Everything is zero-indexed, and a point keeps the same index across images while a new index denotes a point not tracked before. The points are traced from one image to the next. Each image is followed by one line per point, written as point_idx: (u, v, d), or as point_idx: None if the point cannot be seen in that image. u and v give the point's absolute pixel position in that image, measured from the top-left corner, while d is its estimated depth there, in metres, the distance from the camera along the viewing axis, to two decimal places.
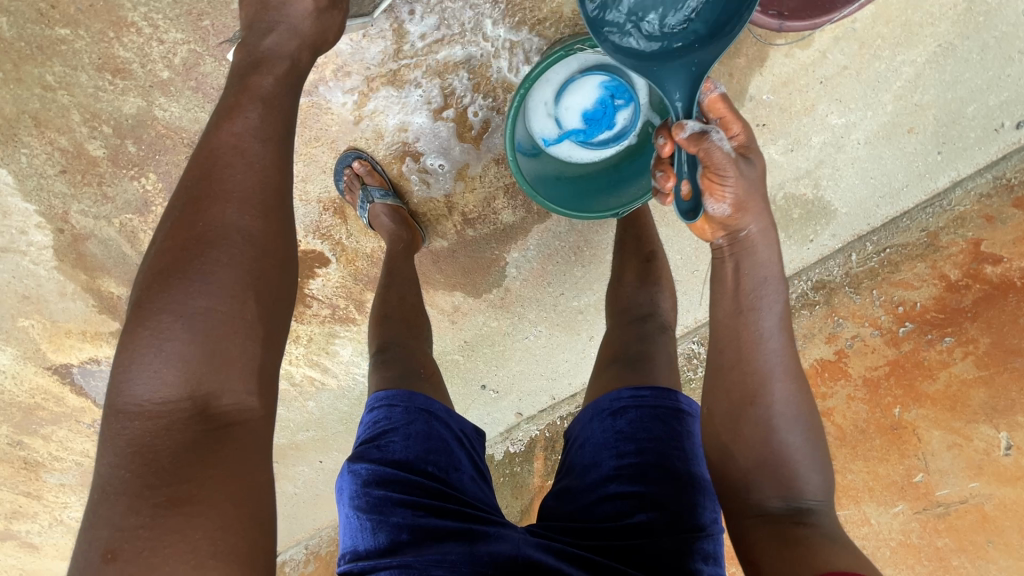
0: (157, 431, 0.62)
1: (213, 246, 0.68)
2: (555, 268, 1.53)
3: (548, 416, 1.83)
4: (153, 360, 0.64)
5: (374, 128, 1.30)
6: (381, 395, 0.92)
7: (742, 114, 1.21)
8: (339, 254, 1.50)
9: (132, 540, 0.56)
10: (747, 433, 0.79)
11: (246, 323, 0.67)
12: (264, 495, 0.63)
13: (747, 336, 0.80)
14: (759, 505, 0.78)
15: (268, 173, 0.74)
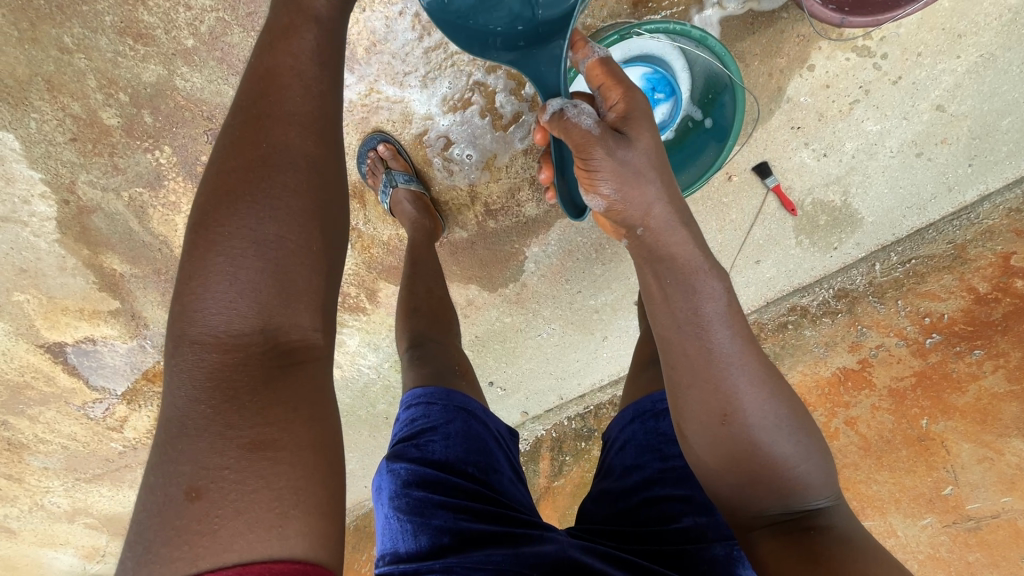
0: (232, 365, 0.59)
1: (280, 174, 0.64)
2: (574, 265, 1.50)
3: (554, 416, 1.79)
4: (226, 290, 0.60)
5: (402, 111, 1.27)
6: (420, 391, 1.01)
7: (778, 116, 1.20)
8: (354, 241, 1.46)
9: (218, 481, 0.54)
10: (726, 450, 0.75)
11: (314, 258, 0.65)
12: (336, 444, 0.62)
13: (705, 353, 0.75)
14: (762, 516, 0.76)
15: (326, 100, 0.69)
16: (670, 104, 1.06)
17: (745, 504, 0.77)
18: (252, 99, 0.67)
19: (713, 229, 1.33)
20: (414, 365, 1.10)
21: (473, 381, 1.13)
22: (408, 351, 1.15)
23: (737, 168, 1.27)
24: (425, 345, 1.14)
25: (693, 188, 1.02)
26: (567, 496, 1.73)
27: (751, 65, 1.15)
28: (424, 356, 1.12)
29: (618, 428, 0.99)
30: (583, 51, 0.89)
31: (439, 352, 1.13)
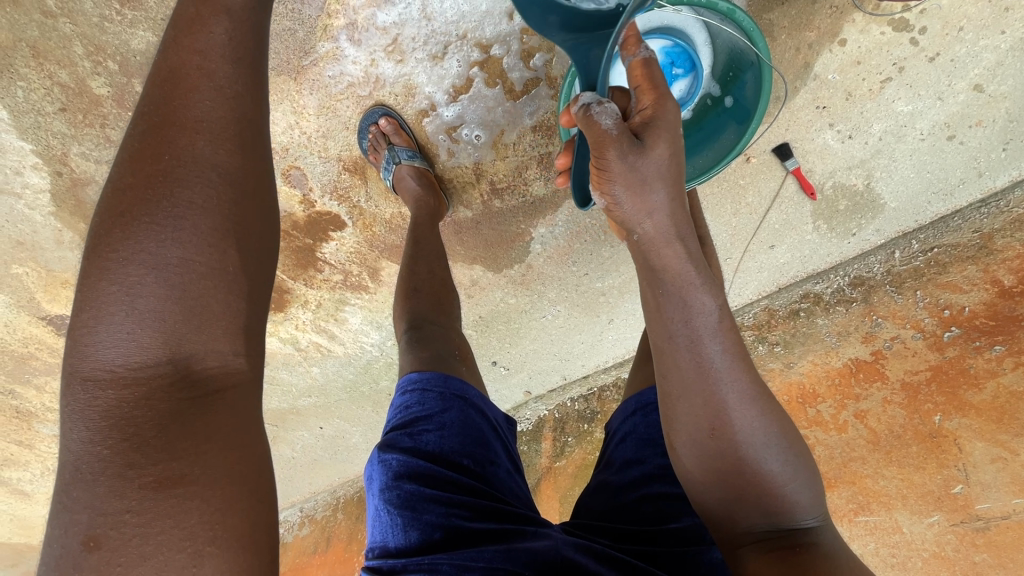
0: (128, 398, 0.58)
1: (182, 184, 0.62)
2: (581, 246, 1.46)
3: (557, 397, 1.79)
4: (123, 320, 0.59)
5: (405, 83, 1.20)
6: (415, 376, 0.99)
7: (803, 94, 1.13)
8: (356, 219, 1.41)
9: (118, 527, 0.53)
10: (716, 464, 0.74)
11: (229, 277, 0.63)
12: (262, 467, 0.61)
13: (695, 365, 0.73)
14: (748, 531, 0.75)
15: (241, 102, 0.67)
16: (690, 80, 0.98)
17: (731, 517, 0.76)
18: (149, 108, 0.65)
19: (727, 212, 1.28)
20: (413, 347, 1.08)
21: (474, 367, 1.12)
22: (406, 332, 1.13)
23: (756, 149, 1.20)
24: (424, 328, 1.12)
25: (712, 172, 0.97)
26: (568, 477, 1.70)
27: (778, 39, 1.07)
28: (423, 338, 1.10)
29: (620, 420, 0.98)
30: (633, 49, 0.82)
31: (441, 336, 1.11)
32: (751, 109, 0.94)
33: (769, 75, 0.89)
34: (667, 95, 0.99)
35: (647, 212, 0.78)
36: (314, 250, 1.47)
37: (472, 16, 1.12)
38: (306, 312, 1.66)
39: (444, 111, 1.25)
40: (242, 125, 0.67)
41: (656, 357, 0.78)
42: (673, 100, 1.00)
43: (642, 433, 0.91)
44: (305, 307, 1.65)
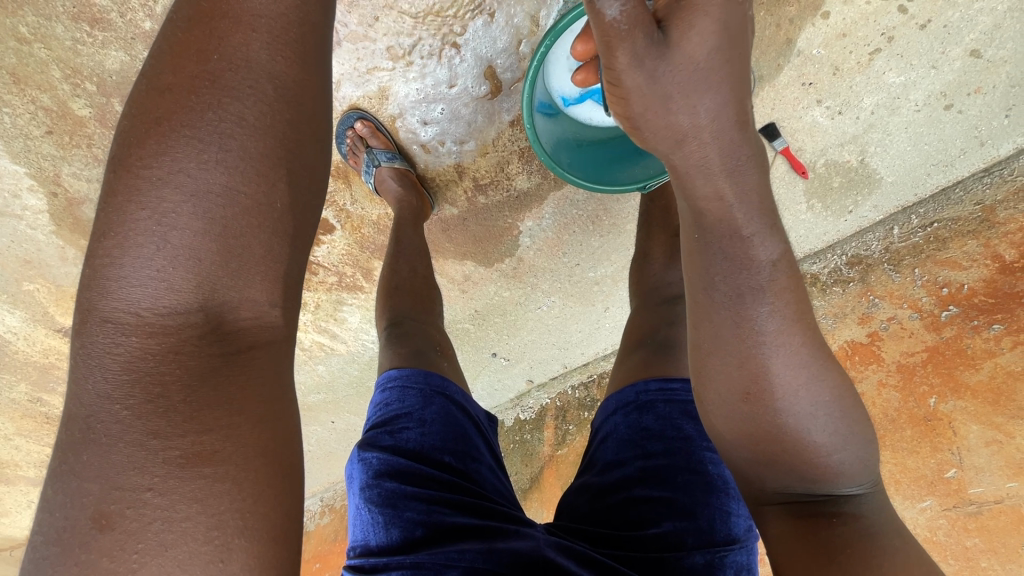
0: (157, 347, 0.56)
1: (230, 94, 0.57)
2: (571, 238, 1.44)
3: (559, 384, 1.83)
4: (152, 256, 0.55)
5: (378, 87, 1.16)
6: (395, 373, 1.03)
7: (787, 72, 1.08)
8: (344, 222, 1.42)
9: (136, 506, 0.52)
10: (759, 429, 0.71)
11: (273, 215, 0.59)
12: (291, 456, 0.61)
13: (734, 328, 0.70)
14: (780, 490, 0.75)
15: (306, 5, 0.61)
16: None
17: (765, 476, 0.75)
18: (201, 6, 0.59)
19: None
20: (396, 346, 1.10)
21: (455, 359, 1.15)
22: (386, 330, 1.15)
23: None
24: (404, 324, 1.14)
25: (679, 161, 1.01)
26: (569, 465, 1.72)
27: (756, 16, 1.02)
28: (402, 334, 1.12)
29: (603, 420, 1.01)
30: None
31: (423, 333, 1.14)
32: None
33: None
34: None
35: (678, 145, 0.71)
36: None
37: (488, 46, 1.11)
38: (306, 313, 1.72)
39: (421, 132, 1.25)
40: (305, 31, 0.61)
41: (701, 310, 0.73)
42: None
43: (623, 432, 0.95)
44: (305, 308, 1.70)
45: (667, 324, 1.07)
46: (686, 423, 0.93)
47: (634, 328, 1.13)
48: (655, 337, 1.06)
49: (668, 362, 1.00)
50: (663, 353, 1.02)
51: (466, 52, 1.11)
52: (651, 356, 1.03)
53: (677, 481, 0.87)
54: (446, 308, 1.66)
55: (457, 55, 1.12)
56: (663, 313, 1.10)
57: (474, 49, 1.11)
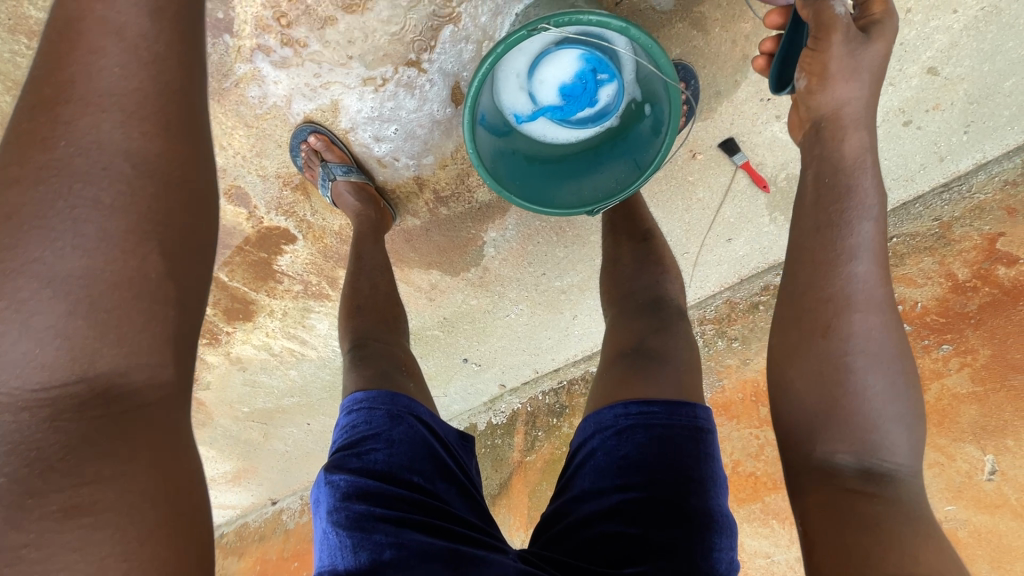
0: (29, 422, 0.51)
1: (83, 176, 0.55)
2: (535, 248, 1.43)
3: (530, 389, 1.84)
4: (16, 339, 0.51)
5: (329, 101, 1.12)
6: (361, 395, 0.99)
7: (744, 88, 1.07)
8: (305, 232, 1.40)
9: (13, 566, 0.48)
10: (811, 372, 0.72)
11: (151, 285, 0.56)
12: (195, 504, 0.57)
13: (820, 255, 0.74)
14: (826, 460, 0.70)
15: (166, 72, 0.60)
16: (615, 85, 0.96)
17: (804, 436, 0.72)
18: (42, 89, 0.57)
19: (679, 209, 1.28)
20: (360, 368, 1.07)
21: (423, 382, 1.13)
22: (349, 351, 1.13)
23: (701, 145, 1.16)
24: (368, 346, 1.12)
25: (629, 191, 0.99)
26: (537, 472, 1.70)
27: (711, 33, 1.00)
28: (366, 356, 1.09)
29: (584, 441, 0.92)
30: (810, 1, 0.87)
31: (388, 351, 1.12)
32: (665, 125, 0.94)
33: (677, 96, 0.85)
34: (594, 102, 0.97)
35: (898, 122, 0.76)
36: (271, 263, 1.49)
37: (457, 64, 1.08)
38: (274, 320, 1.70)
39: (374, 147, 1.23)
40: (166, 98, 0.60)
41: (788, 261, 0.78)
42: (600, 106, 0.99)
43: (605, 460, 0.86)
44: (272, 316, 1.69)
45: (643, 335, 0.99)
46: (671, 449, 0.83)
47: (612, 337, 1.04)
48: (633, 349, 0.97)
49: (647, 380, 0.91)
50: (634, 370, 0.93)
51: (433, 73, 1.09)
52: (625, 372, 0.94)
53: (671, 506, 0.80)
54: (414, 315, 1.65)
55: (424, 78, 1.10)
56: (643, 321, 1.02)
57: (439, 67, 1.08)
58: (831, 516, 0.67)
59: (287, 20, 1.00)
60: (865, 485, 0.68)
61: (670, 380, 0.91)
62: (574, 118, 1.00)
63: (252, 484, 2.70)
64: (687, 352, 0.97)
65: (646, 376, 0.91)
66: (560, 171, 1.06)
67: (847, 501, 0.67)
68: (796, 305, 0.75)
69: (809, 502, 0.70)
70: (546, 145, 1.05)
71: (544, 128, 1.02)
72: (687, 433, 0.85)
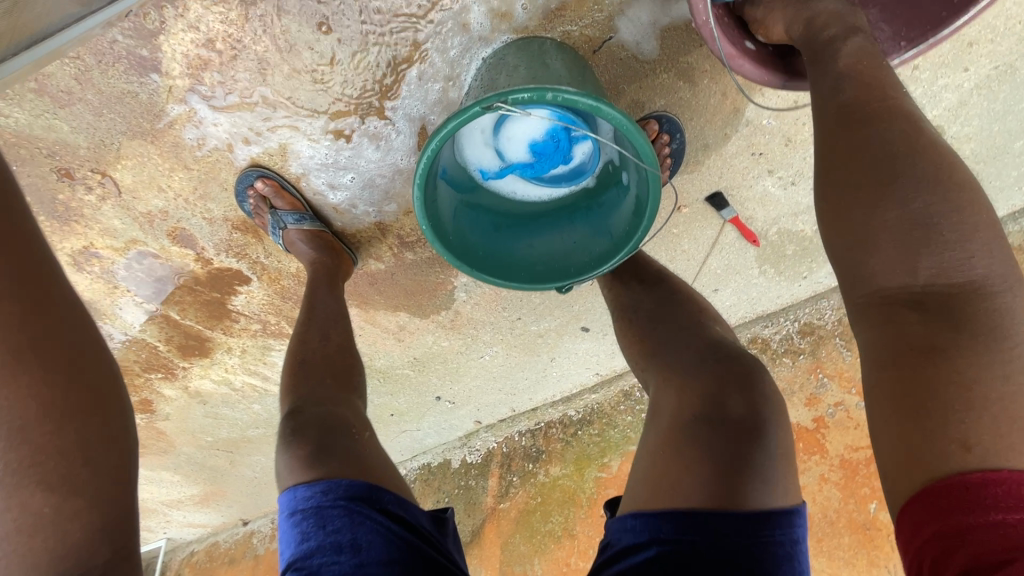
0: None
1: None
2: (510, 294, 1.34)
3: (507, 428, 1.75)
4: None
5: (278, 144, 1.01)
6: (303, 493, 0.82)
7: (734, 141, 0.97)
8: (260, 273, 1.29)
9: None
10: (848, 203, 0.60)
11: (66, 493, 0.51)
12: None
13: (859, 117, 0.63)
14: (893, 290, 0.57)
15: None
16: (591, 143, 0.87)
17: (855, 273, 0.59)
18: None
19: (663, 260, 1.18)
20: (291, 443, 0.89)
21: (375, 440, 0.97)
22: (284, 420, 0.95)
23: (687, 198, 1.07)
24: (304, 413, 0.95)
25: (603, 264, 0.90)
26: (511, 522, 1.61)
27: (699, 85, 0.90)
28: (299, 426, 0.92)
29: (632, 543, 0.69)
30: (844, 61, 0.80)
31: (327, 416, 0.94)
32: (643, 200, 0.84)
33: (657, 180, 0.75)
34: (567, 160, 0.88)
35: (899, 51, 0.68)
36: (224, 302, 1.38)
37: (422, 110, 0.96)
38: (233, 357, 1.59)
39: (330, 195, 1.13)
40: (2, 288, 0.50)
41: (825, 123, 0.66)
42: (575, 164, 0.89)
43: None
44: (230, 353, 1.58)
45: (724, 395, 0.79)
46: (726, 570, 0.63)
47: (677, 393, 0.84)
48: (715, 411, 0.76)
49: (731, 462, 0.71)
50: (712, 443, 0.73)
51: (396, 121, 0.97)
52: (701, 444, 0.74)
53: None
54: (382, 354, 1.55)
55: (390, 128, 0.98)
56: (717, 377, 0.82)
57: (403, 114, 0.96)
58: (899, 368, 0.55)
59: (223, 59, 0.89)
60: (927, 324, 0.54)
61: (756, 464, 0.71)
62: (546, 176, 0.90)
63: (221, 506, 2.60)
64: (778, 425, 0.77)
65: (728, 455, 0.71)
66: (530, 234, 0.95)
67: (915, 373, 0.53)
68: (833, 170, 0.63)
69: (870, 344, 0.58)
70: (515, 202, 0.94)
71: (514, 184, 0.92)
72: (761, 554, 0.64)
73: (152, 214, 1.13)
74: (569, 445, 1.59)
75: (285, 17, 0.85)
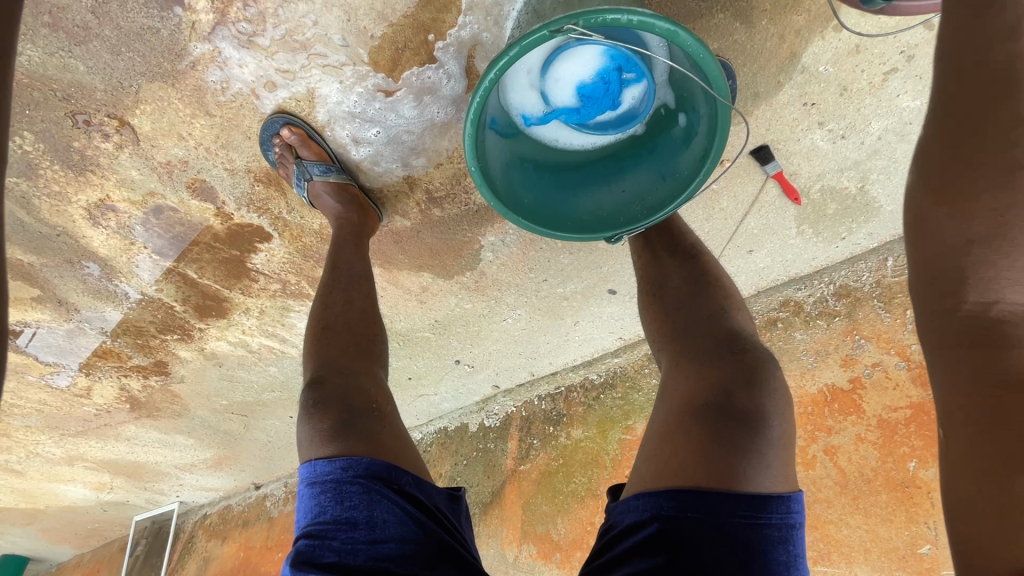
0: None
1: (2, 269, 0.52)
2: (538, 254, 1.30)
3: (526, 392, 1.75)
4: None
5: (306, 89, 0.97)
6: (324, 467, 0.82)
7: (788, 89, 0.93)
8: (281, 230, 1.25)
9: None
10: (968, 208, 0.57)
11: None
12: None
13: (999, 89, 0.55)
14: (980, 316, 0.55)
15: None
16: (643, 85, 0.82)
17: (961, 283, 0.57)
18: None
19: (699, 219, 1.15)
20: (314, 415, 0.88)
21: (395, 416, 0.94)
22: (305, 388, 0.93)
23: (731, 152, 1.03)
24: (327, 384, 0.92)
25: (658, 214, 0.87)
26: (531, 484, 1.62)
27: (756, 26, 0.86)
28: (320, 399, 0.89)
29: (633, 522, 0.70)
30: None
31: (351, 388, 0.92)
32: (705, 145, 0.81)
33: (726, 114, 0.75)
34: (616, 104, 0.83)
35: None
36: (244, 261, 1.34)
37: (468, 46, 0.90)
38: (250, 319, 1.57)
39: (352, 150, 1.10)
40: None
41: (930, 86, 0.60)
42: (624, 109, 0.84)
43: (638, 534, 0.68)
44: (248, 314, 1.55)
45: (728, 390, 0.74)
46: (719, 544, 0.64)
47: (689, 377, 0.79)
48: (721, 402, 0.72)
49: (737, 452, 0.68)
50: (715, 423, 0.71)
51: (440, 58, 0.92)
52: (708, 434, 0.70)
53: None
54: (403, 316, 1.52)
55: (433, 68, 0.93)
56: (730, 368, 0.77)
57: (447, 53, 0.91)
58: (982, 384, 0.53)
59: None
60: None
61: (761, 453, 0.69)
62: (594, 122, 0.85)
63: (235, 470, 2.61)
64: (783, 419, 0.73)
65: (729, 446, 0.69)
66: (577, 185, 0.92)
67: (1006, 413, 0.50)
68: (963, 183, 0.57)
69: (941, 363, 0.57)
70: (559, 150, 0.90)
71: (557, 131, 0.87)
72: (746, 535, 0.64)
73: (171, 165, 1.09)
74: (591, 409, 1.59)
75: None
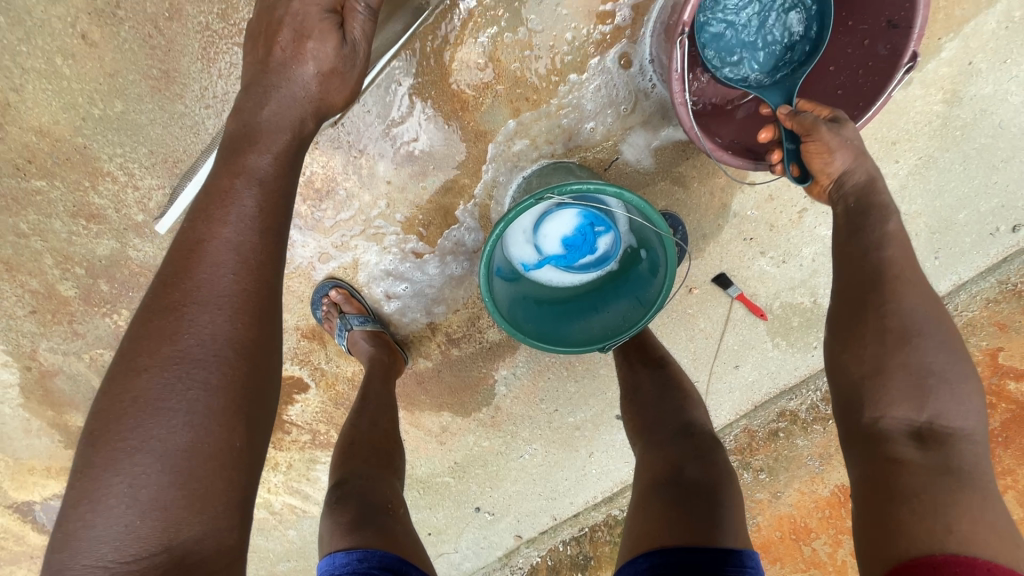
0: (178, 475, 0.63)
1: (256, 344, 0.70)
2: (546, 384, 1.45)
3: (549, 539, 1.67)
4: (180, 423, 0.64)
5: (352, 259, 1.23)
6: (342, 558, 0.86)
7: (728, 229, 1.19)
8: (318, 379, 1.42)
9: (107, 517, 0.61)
10: (859, 336, 0.77)
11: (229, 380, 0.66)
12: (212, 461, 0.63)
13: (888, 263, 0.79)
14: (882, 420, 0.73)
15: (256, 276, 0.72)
16: (611, 235, 1.07)
17: (862, 399, 0.75)
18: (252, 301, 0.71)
19: (683, 339, 1.31)
20: (335, 513, 0.95)
21: (408, 519, 1.00)
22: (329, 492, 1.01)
23: (697, 281, 1.25)
24: (349, 483, 1.00)
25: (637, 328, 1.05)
26: None
27: (690, 187, 1.16)
28: (343, 497, 0.97)
29: None
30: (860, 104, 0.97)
31: (369, 490, 0.99)
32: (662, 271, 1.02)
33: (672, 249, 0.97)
34: (593, 250, 1.07)
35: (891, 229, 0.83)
36: (281, 412, 1.47)
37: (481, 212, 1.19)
38: (277, 475, 1.63)
39: (385, 305, 1.32)
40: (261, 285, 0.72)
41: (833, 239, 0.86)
42: (600, 253, 1.08)
43: None
44: (276, 469, 1.62)
45: (681, 466, 0.86)
46: None
47: (655, 460, 0.90)
48: (676, 478, 0.84)
49: (699, 519, 0.77)
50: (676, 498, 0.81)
51: (461, 220, 1.20)
52: (671, 504, 0.80)
53: None
54: (423, 460, 1.58)
55: (456, 227, 1.21)
56: (684, 448, 0.89)
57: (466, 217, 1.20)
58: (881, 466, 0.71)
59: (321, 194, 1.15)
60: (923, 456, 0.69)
61: (713, 516, 0.77)
62: (577, 264, 1.09)
63: None
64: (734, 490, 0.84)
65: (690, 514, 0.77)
66: (569, 314, 1.11)
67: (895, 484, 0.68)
68: (850, 310, 0.80)
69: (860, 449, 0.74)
70: (552, 288, 1.11)
71: (549, 274, 1.10)
72: None
73: None
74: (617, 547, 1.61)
75: (371, 161, 1.12)
